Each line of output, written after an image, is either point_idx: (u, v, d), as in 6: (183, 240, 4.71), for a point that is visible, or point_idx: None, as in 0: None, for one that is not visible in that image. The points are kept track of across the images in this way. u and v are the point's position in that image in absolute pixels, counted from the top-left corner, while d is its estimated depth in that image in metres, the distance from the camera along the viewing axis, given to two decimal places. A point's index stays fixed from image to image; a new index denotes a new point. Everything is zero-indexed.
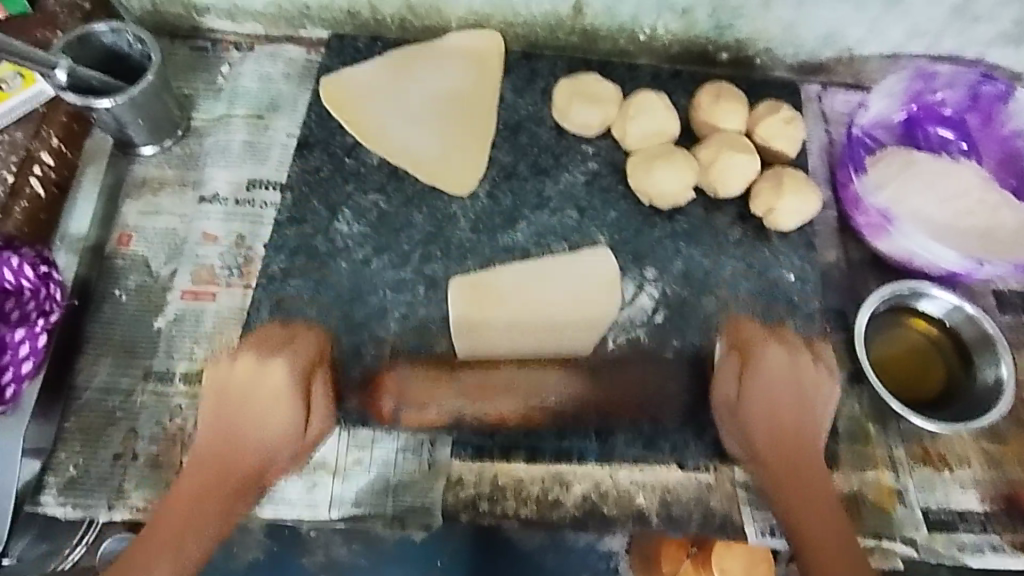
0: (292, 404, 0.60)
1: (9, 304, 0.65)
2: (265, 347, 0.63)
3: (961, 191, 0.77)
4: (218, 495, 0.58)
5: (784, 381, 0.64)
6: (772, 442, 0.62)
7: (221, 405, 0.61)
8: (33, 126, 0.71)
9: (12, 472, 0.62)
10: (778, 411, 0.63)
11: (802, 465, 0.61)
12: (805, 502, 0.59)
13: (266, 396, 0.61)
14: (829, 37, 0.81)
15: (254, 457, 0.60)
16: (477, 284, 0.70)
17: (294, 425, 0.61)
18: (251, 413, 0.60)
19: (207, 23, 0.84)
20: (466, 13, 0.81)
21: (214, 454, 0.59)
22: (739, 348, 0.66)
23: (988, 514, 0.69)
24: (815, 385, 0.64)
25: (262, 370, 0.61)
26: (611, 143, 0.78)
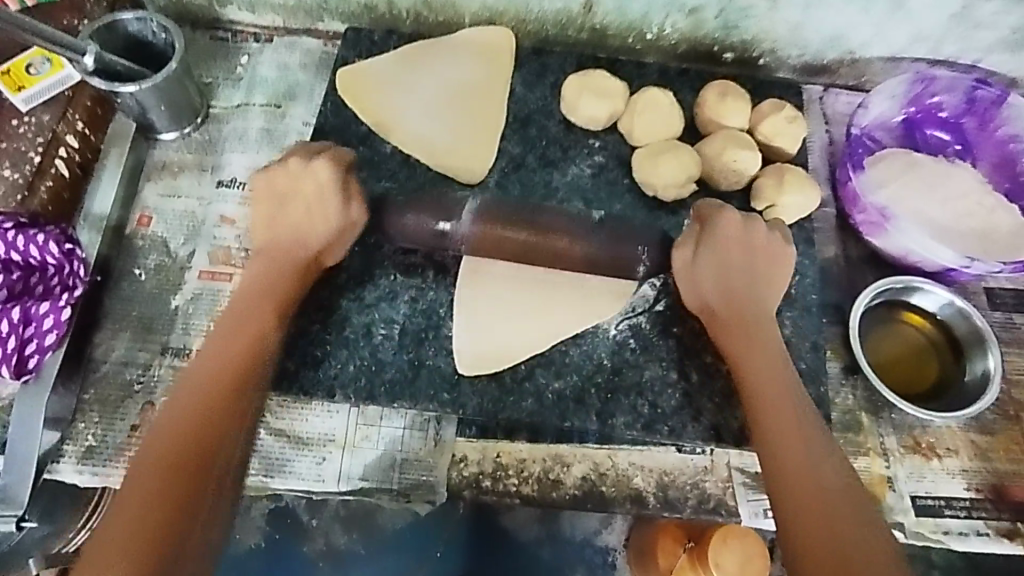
0: (335, 198, 0.67)
1: (33, 279, 0.68)
2: (307, 151, 0.69)
3: (955, 191, 0.79)
4: (258, 332, 0.63)
5: (738, 249, 0.68)
6: (722, 292, 0.67)
7: (267, 211, 0.68)
8: (59, 109, 0.74)
9: (34, 437, 0.65)
10: (730, 271, 0.67)
11: (752, 322, 0.67)
12: (767, 379, 0.64)
13: (308, 191, 0.67)
14: (833, 39, 0.83)
15: (296, 252, 0.67)
16: (493, 212, 0.70)
17: (337, 212, 0.67)
18: (291, 215, 0.67)
19: (228, 14, 0.86)
20: (479, 9, 0.83)
21: (275, 249, 0.67)
22: (699, 218, 0.69)
23: (975, 503, 0.71)
24: (767, 278, 0.68)
25: (307, 168, 0.67)
26: (618, 137, 0.80)
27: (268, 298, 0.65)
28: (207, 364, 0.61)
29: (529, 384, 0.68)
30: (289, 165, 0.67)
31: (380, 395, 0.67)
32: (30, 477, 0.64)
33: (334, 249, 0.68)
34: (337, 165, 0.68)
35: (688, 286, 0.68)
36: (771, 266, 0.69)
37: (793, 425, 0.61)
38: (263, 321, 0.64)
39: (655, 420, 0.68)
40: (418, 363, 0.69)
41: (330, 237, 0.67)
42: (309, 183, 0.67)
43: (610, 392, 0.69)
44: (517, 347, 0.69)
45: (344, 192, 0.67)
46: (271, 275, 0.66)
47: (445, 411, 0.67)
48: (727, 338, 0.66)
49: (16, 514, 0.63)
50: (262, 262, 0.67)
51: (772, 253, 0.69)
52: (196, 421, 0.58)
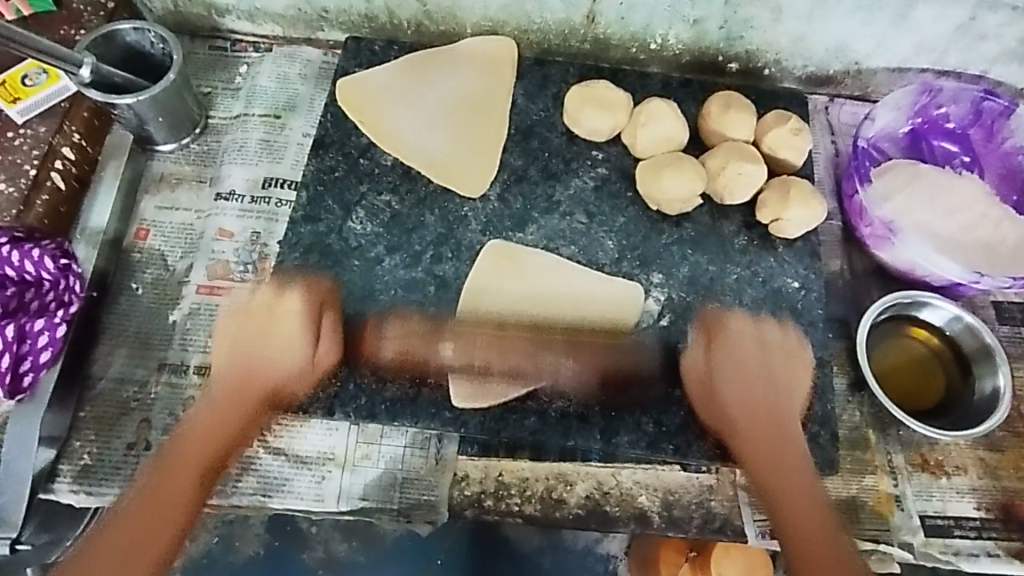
0: (305, 334, 0.67)
1: (29, 295, 0.67)
2: (278, 282, 0.69)
3: (962, 204, 0.78)
4: (234, 421, 0.65)
5: (749, 348, 0.70)
6: (746, 415, 0.67)
7: (233, 335, 0.68)
8: (56, 121, 0.73)
9: (30, 457, 0.64)
10: (746, 381, 0.69)
11: (777, 437, 0.67)
12: (774, 478, 0.65)
13: (282, 324, 0.68)
14: (838, 50, 0.83)
15: (261, 382, 0.66)
16: (508, 253, 0.73)
17: (305, 354, 0.66)
18: (262, 344, 0.67)
19: (227, 24, 0.85)
20: (481, 19, 0.82)
21: (238, 376, 0.66)
22: (707, 332, 0.71)
23: (984, 522, 0.70)
24: (784, 366, 0.70)
25: (278, 299, 0.68)
26: (620, 149, 0.79)
27: (235, 416, 0.65)
28: (187, 448, 0.63)
29: (532, 402, 0.67)
30: (261, 296, 0.68)
31: (380, 413, 0.66)
32: (25, 498, 0.63)
33: (324, 346, 0.67)
34: (313, 298, 0.69)
35: (700, 368, 0.69)
36: (795, 389, 0.69)
37: (799, 485, 0.65)
38: (239, 416, 0.65)
39: (659, 438, 0.67)
40: (419, 381, 0.68)
41: (300, 379, 0.66)
42: (283, 321, 0.67)
43: (614, 410, 0.68)
44: (507, 380, 0.68)
45: (315, 329, 0.68)
46: (228, 411, 0.65)
47: (447, 430, 0.66)
48: (734, 404, 0.67)
49: (11, 536, 0.62)
50: (232, 396, 0.65)
51: (794, 361, 0.70)
52: (156, 506, 0.60)
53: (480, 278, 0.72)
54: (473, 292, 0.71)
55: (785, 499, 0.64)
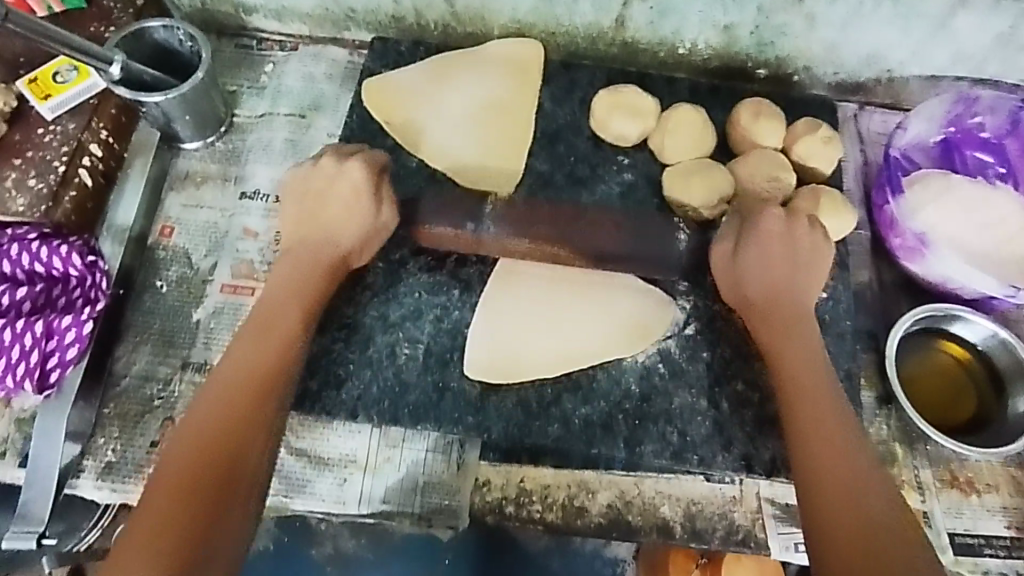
0: (365, 203, 0.67)
1: (56, 291, 0.67)
2: (341, 153, 0.70)
3: (997, 217, 0.77)
4: (314, 287, 0.65)
5: (775, 238, 0.66)
6: (767, 294, 0.65)
7: (300, 216, 0.68)
8: (84, 118, 0.73)
9: (55, 453, 0.64)
10: (774, 271, 0.65)
11: (791, 318, 0.64)
12: (797, 360, 0.62)
13: (341, 191, 0.67)
14: (870, 58, 0.81)
15: (328, 257, 0.66)
16: (548, 247, 0.72)
17: (365, 223, 0.67)
18: (333, 214, 0.67)
19: (254, 22, 0.85)
20: (509, 21, 0.82)
21: (306, 245, 0.67)
22: (742, 218, 0.69)
23: (1014, 541, 0.69)
24: (808, 248, 0.66)
25: (342, 169, 0.68)
26: (647, 154, 0.79)
27: (311, 278, 0.66)
28: (216, 401, 0.58)
29: (556, 409, 0.67)
30: (323, 166, 0.68)
31: (403, 418, 0.66)
32: (51, 494, 0.63)
33: (363, 251, 0.68)
34: (370, 170, 0.68)
35: (739, 287, 0.66)
36: (811, 266, 0.66)
37: (832, 432, 0.58)
38: (318, 284, 0.65)
39: (685, 449, 0.66)
40: (443, 385, 0.67)
41: (360, 245, 0.68)
42: (347, 179, 0.67)
43: (638, 419, 0.67)
44: (539, 359, 0.68)
45: (376, 194, 0.68)
46: (303, 267, 0.66)
47: (470, 435, 0.66)
48: (756, 286, 0.66)
49: (37, 532, 0.62)
50: (288, 260, 0.67)
51: (817, 249, 0.66)
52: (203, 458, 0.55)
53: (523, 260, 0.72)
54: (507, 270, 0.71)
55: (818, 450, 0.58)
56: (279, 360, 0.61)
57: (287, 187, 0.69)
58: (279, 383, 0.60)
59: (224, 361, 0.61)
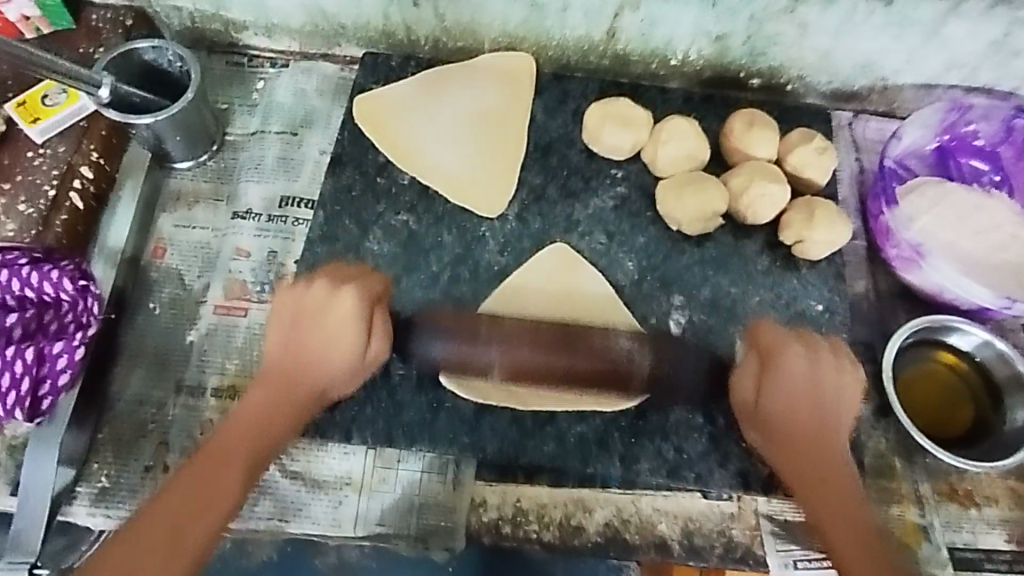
0: (357, 337, 0.59)
1: (48, 316, 0.66)
2: (338, 278, 0.62)
3: (992, 226, 0.76)
4: (284, 413, 0.58)
5: (801, 390, 0.59)
6: (785, 443, 0.59)
7: (284, 324, 0.60)
8: (75, 140, 0.73)
9: (48, 481, 0.63)
10: (796, 420, 0.59)
11: (817, 442, 0.59)
12: (813, 482, 0.57)
13: (330, 321, 0.59)
14: (864, 66, 0.81)
15: (296, 372, 0.59)
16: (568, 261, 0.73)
17: (354, 353, 0.60)
18: (319, 336, 0.59)
19: (244, 39, 0.85)
20: (500, 34, 0.81)
21: (282, 368, 0.59)
22: (760, 351, 0.61)
23: (1014, 554, 0.68)
24: (834, 382, 0.60)
25: (331, 298, 0.60)
26: (641, 167, 0.78)
27: (285, 400, 0.58)
28: (188, 486, 0.53)
29: (551, 427, 0.66)
30: (317, 289, 0.60)
31: (397, 438, 0.65)
32: (44, 523, 0.62)
33: (340, 385, 0.60)
34: (364, 296, 0.61)
35: (748, 398, 0.60)
36: (841, 396, 0.60)
37: (840, 483, 0.57)
38: (285, 413, 0.58)
39: (681, 466, 0.66)
40: (437, 405, 0.67)
41: (345, 383, 0.60)
42: (337, 307, 0.60)
43: (634, 436, 0.67)
44: (525, 374, 0.67)
45: (369, 328, 0.61)
46: (271, 404, 0.58)
47: (464, 455, 0.66)
48: (774, 435, 0.59)
49: (29, 562, 0.61)
50: (267, 385, 0.59)
51: (844, 393, 0.60)
52: (139, 568, 0.50)
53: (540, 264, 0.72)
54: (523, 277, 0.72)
55: (807, 462, 0.58)
56: (244, 484, 0.55)
57: (276, 304, 0.62)
58: (239, 475, 0.54)
59: (172, 485, 0.54)
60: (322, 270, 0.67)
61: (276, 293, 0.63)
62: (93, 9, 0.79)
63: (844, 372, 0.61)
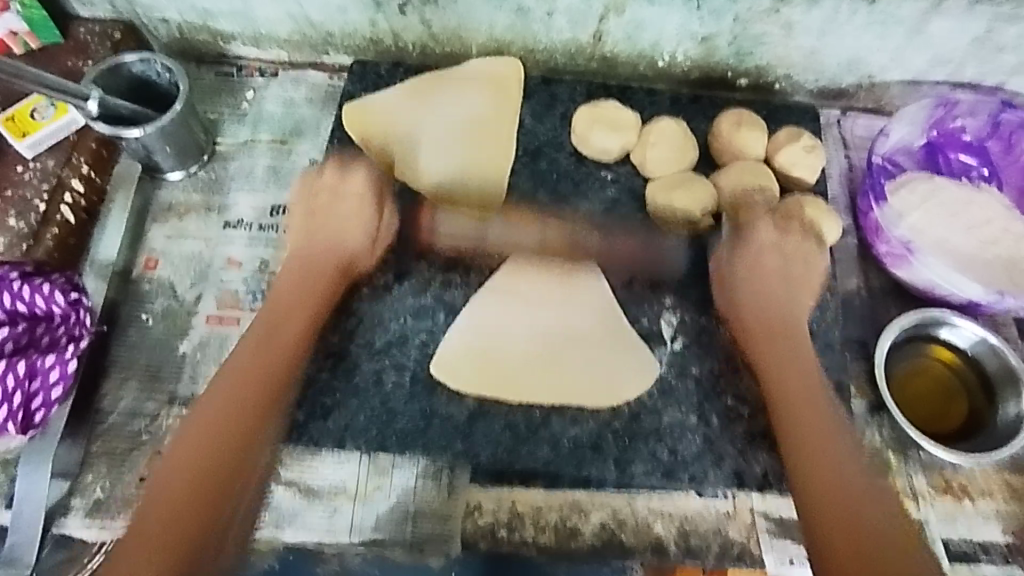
0: (369, 208, 0.70)
1: (39, 330, 0.66)
2: (343, 165, 0.73)
3: (982, 220, 0.77)
4: (311, 293, 0.67)
5: (774, 277, 0.69)
6: (760, 314, 0.68)
7: (307, 217, 0.71)
8: (64, 154, 0.73)
9: (40, 496, 0.63)
10: (767, 306, 0.68)
11: (780, 330, 0.67)
12: (789, 387, 0.63)
13: (346, 201, 0.70)
14: (850, 65, 0.81)
15: (335, 258, 0.69)
16: (568, 249, 0.74)
17: (369, 227, 0.70)
18: (336, 219, 0.70)
19: (232, 49, 0.85)
20: (487, 40, 0.82)
21: (308, 257, 0.69)
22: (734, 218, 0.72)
23: (1011, 548, 0.68)
24: (801, 255, 0.70)
25: (346, 173, 0.72)
26: (630, 169, 0.78)
27: (312, 283, 0.67)
28: (219, 401, 0.59)
29: (544, 431, 0.66)
30: (328, 177, 0.72)
31: (391, 445, 0.66)
32: (38, 537, 0.63)
33: (364, 257, 0.70)
34: (374, 179, 0.72)
35: (726, 301, 0.70)
36: (806, 262, 0.70)
37: (810, 396, 0.63)
38: (323, 287, 0.68)
39: (676, 467, 0.66)
40: (430, 411, 0.67)
41: (366, 254, 0.70)
42: (349, 190, 0.71)
43: (628, 438, 0.67)
44: (521, 375, 0.67)
45: (378, 202, 0.71)
46: (307, 285, 0.67)
47: (459, 460, 0.66)
48: (757, 348, 0.67)
49: None
50: (281, 299, 0.66)
51: (812, 269, 0.70)
52: (207, 482, 0.54)
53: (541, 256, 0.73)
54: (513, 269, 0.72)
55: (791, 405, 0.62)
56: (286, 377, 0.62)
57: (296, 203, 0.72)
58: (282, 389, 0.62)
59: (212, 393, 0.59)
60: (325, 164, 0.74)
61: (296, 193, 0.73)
62: (80, 22, 0.79)
63: (807, 248, 0.70)
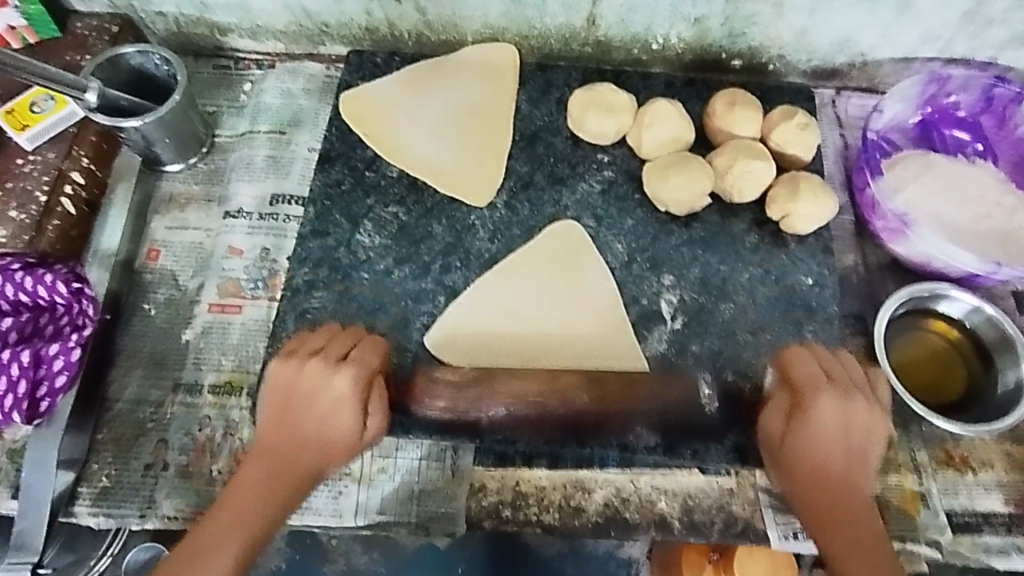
0: (351, 407, 0.60)
1: (43, 320, 0.67)
2: (329, 357, 0.61)
3: (978, 194, 0.77)
4: (277, 491, 0.58)
5: (832, 436, 0.59)
6: (813, 483, 0.58)
7: (278, 418, 0.60)
8: (65, 146, 0.74)
9: (48, 483, 0.64)
10: (827, 454, 0.58)
11: (841, 505, 0.57)
12: (843, 538, 0.55)
13: (324, 398, 0.60)
14: (843, 43, 0.82)
15: (295, 474, 0.58)
16: (577, 242, 0.74)
17: (353, 425, 0.60)
18: (312, 411, 0.59)
19: (230, 43, 0.86)
20: (481, 27, 0.82)
21: (280, 457, 0.59)
22: (787, 376, 0.62)
23: (1013, 517, 0.69)
24: (863, 430, 0.60)
25: (330, 375, 0.60)
26: (627, 151, 0.79)
27: (283, 478, 0.58)
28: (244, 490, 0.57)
29: (546, 410, 0.67)
30: (309, 369, 0.61)
31: (394, 426, 0.66)
32: (45, 521, 0.63)
33: (350, 427, 0.60)
34: (360, 374, 0.61)
35: (775, 429, 0.60)
36: (875, 430, 0.60)
37: (858, 516, 0.57)
38: (297, 468, 0.59)
39: (677, 442, 0.66)
40: (433, 392, 0.67)
41: (345, 448, 0.60)
42: (330, 392, 0.60)
43: (630, 416, 0.67)
44: (511, 361, 0.68)
45: (366, 398, 0.60)
46: (269, 478, 0.58)
47: (462, 441, 0.66)
48: (804, 469, 0.59)
49: (32, 561, 0.63)
50: (258, 471, 0.58)
51: (873, 435, 0.60)
52: (199, 555, 0.54)
53: (543, 244, 0.73)
54: (525, 257, 0.72)
55: (842, 528, 0.56)
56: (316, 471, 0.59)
57: (273, 377, 0.62)
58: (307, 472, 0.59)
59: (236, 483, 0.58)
60: (315, 351, 0.62)
61: (273, 368, 0.62)
62: (78, 17, 0.80)
63: (873, 417, 0.60)
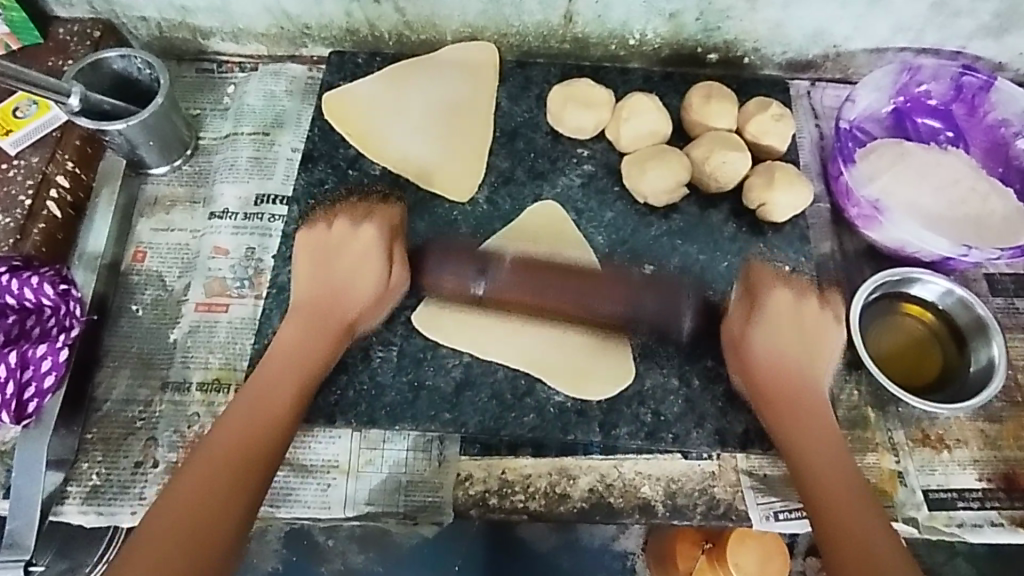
0: (379, 267, 0.69)
1: (30, 322, 0.68)
2: (354, 215, 0.73)
3: (949, 180, 0.79)
4: (316, 354, 0.65)
5: (787, 330, 0.68)
6: (774, 379, 0.66)
7: (290, 348, 0.64)
8: (48, 151, 0.75)
9: (37, 483, 0.64)
10: (786, 352, 0.67)
11: (802, 400, 0.65)
12: (796, 428, 0.63)
13: (355, 253, 0.70)
14: (816, 34, 0.83)
15: (331, 306, 0.68)
16: (557, 218, 0.76)
17: (378, 285, 0.69)
18: (343, 269, 0.69)
19: (212, 46, 0.87)
20: (461, 26, 0.84)
21: (317, 300, 0.68)
22: (748, 289, 0.71)
23: (987, 493, 0.70)
24: (814, 325, 0.69)
25: (356, 230, 0.71)
26: (606, 145, 0.80)
27: (321, 330, 0.66)
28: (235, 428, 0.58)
29: (530, 399, 0.68)
30: (338, 225, 0.72)
31: (381, 418, 0.67)
32: (35, 524, 0.63)
33: (368, 317, 0.69)
34: (384, 229, 0.72)
35: (736, 331, 0.69)
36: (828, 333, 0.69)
37: (812, 416, 0.64)
38: (323, 346, 0.65)
39: (659, 428, 0.68)
40: (418, 384, 0.68)
41: (370, 307, 0.68)
42: (357, 250, 0.70)
43: (612, 403, 0.68)
44: (492, 340, 0.70)
45: (389, 254, 0.70)
46: (305, 339, 0.65)
47: (447, 431, 0.67)
48: (764, 363, 0.66)
49: (25, 560, 0.63)
50: (305, 319, 0.67)
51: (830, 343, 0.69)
52: (205, 504, 0.53)
53: (525, 223, 0.75)
54: (509, 236, 0.75)
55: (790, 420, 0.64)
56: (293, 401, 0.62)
57: (301, 247, 0.71)
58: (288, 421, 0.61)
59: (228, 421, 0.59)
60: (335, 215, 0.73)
61: (301, 236, 0.72)
62: (60, 23, 0.81)
63: (824, 322, 0.70)
